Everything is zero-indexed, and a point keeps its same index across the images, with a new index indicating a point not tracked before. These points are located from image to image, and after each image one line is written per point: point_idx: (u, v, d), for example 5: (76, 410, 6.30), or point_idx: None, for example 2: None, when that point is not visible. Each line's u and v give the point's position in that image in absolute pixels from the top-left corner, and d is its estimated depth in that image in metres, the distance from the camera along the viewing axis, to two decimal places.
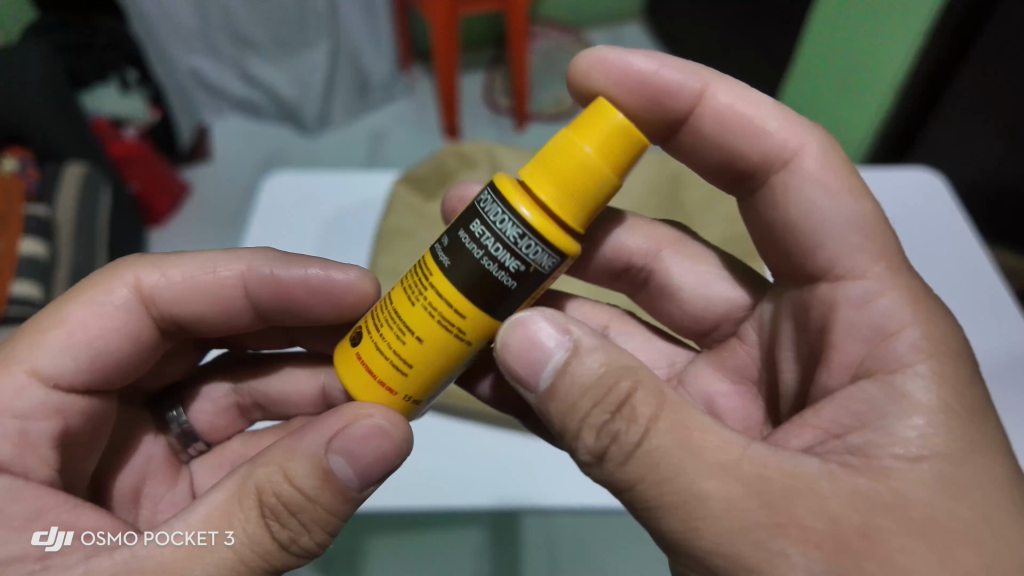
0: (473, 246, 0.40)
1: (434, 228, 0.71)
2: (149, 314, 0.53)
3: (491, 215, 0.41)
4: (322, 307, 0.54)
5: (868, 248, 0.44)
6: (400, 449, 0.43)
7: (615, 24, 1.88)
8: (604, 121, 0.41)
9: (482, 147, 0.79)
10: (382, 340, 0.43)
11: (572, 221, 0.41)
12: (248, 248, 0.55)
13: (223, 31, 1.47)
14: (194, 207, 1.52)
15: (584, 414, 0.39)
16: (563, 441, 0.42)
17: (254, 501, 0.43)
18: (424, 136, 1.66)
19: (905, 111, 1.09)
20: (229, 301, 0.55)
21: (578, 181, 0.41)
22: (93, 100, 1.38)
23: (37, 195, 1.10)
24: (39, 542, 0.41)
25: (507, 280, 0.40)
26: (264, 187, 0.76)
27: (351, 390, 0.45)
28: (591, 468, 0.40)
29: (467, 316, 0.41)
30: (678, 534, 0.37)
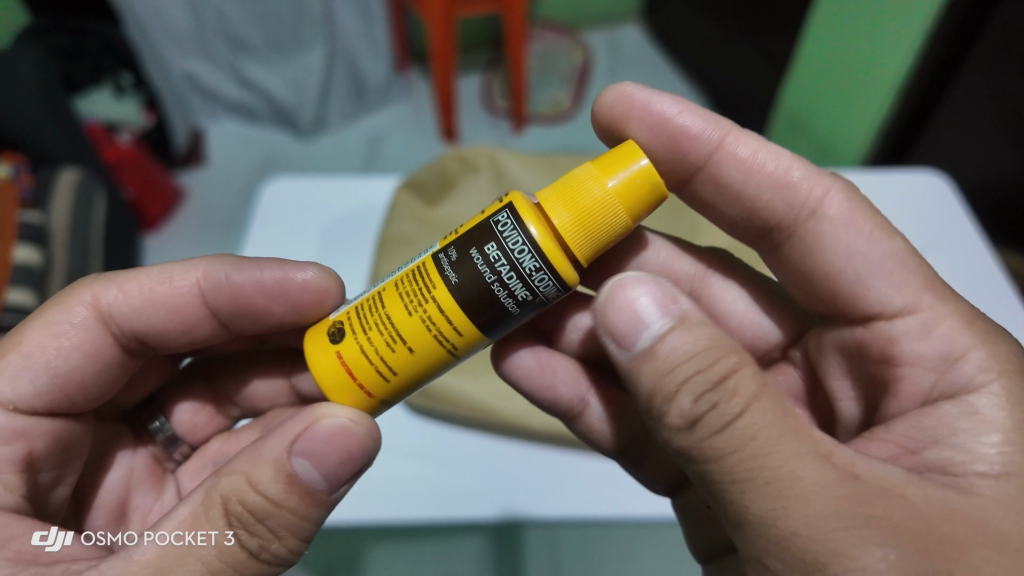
0: (484, 268, 0.41)
1: (436, 235, 0.70)
2: (110, 333, 0.52)
3: (507, 240, 0.41)
4: (282, 309, 0.52)
5: (909, 281, 0.48)
6: (365, 448, 0.44)
7: (613, 25, 1.87)
8: (630, 165, 0.43)
9: (483, 151, 0.77)
10: (370, 345, 0.43)
11: (581, 252, 0.42)
12: (203, 255, 0.54)
13: (218, 35, 1.46)
14: (190, 212, 1.51)
15: (685, 378, 0.38)
16: (645, 403, 0.40)
17: (219, 511, 0.42)
18: (421, 139, 1.65)
19: (906, 114, 1.08)
20: (192, 314, 0.54)
21: (595, 221, 0.42)
22: (87, 105, 1.37)
23: (30, 202, 1.08)
24: (39, 541, 0.43)
25: (511, 306, 0.41)
26: (263, 193, 0.75)
27: (325, 386, 0.45)
28: (676, 433, 0.39)
29: (463, 333, 0.42)
30: (764, 512, 0.37)
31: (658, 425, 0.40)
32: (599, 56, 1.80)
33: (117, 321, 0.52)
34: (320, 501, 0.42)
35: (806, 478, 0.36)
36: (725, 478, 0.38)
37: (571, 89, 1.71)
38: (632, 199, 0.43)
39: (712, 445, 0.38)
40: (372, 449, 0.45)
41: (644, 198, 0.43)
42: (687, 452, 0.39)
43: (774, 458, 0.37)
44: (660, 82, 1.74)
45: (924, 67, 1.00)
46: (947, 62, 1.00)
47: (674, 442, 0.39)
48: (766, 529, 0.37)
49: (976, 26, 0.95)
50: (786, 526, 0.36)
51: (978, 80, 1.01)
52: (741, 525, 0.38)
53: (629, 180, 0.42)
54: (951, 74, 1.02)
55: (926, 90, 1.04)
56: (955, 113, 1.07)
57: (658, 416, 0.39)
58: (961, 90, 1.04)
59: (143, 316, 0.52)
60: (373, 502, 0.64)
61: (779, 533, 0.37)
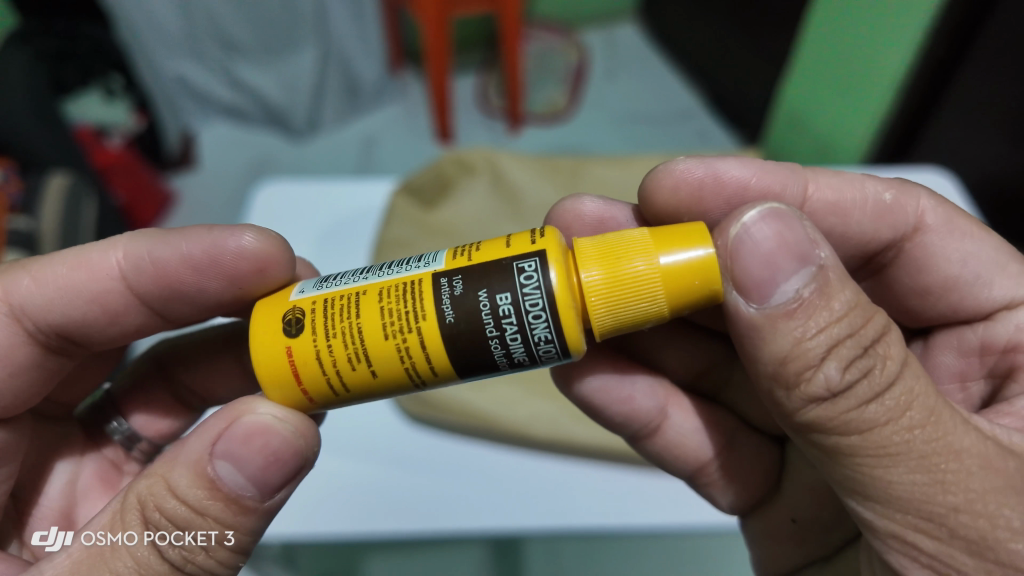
0: (489, 319, 0.39)
1: (435, 238, 0.69)
2: (23, 330, 0.48)
3: (526, 297, 0.39)
4: (216, 283, 0.49)
5: (1003, 264, 0.52)
6: (299, 454, 0.42)
7: (609, 23, 1.86)
8: (693, 266, 0.40)
9: (482, 153, 0.76)
10: (330, 355, 0.40)
11: (597, 326, 0.41)
12: (125, 233, 0.50)
13: (209, 35, 1.44)
14: (182, 217, 1.48)
15: (838, 343, 0.37)
16: (774, 371, 0.39)
17: (138, 516, 0.40)
18: (416, 139, 1.63)
19: (906, 111, 1.07)
20: (115, 302, 0.50)
21: (630, 313, 0.41)
22: (78, 108, 1.36)
23: (20, 207, 1.06)
24: (46, 543, 0.51)
25: (501, 361, 0.40)
26: (256, 197, 0.73)
27: (262, 376, 0.42)
28: (805, 401, 0.38)
29: (436, 371, 0.41)
30: (905, 480, 0.37)
31: (778, 392, 0.39)
32: (595, 55, 1.79)
33: (29, 317, 0.48)
34: (248, 508, 0.41)
35: (946, 443, 0.37)
36: (857, 444, 0.38)
37: (567, 89, 1.70)
38: (677, 294, 0.40)
39: (851, 412, 0.37)
40: (308, 451, 0.42)
41: (691, 297, 0.41)
42: (814, 419, 0.38)
43: (920, 426, 0.37)
44: (656, 81, 1.73)
45: (923, 64, 0.99)
46: (946, 59, 0.98)
47: (798, 411, 0.39)
48: (894, 488, 0.38)
49: (977, 22, 0.94)
50: (915, 486, 0.37)
51: (978, 77, 1.00)
52: (864, 486, 0.38)
53: (682, 258, 0.40)
54: (951, 71, 1.01)
55: (925, 88, 1.03)
56: (955, 110, 1.06)
57: (786, 385, 0.38)
58: (961, 87, 1.03)
59: (59, 308, 0.48)
60: (321, 511, 0.62)
61: (909, 492, 0.37)
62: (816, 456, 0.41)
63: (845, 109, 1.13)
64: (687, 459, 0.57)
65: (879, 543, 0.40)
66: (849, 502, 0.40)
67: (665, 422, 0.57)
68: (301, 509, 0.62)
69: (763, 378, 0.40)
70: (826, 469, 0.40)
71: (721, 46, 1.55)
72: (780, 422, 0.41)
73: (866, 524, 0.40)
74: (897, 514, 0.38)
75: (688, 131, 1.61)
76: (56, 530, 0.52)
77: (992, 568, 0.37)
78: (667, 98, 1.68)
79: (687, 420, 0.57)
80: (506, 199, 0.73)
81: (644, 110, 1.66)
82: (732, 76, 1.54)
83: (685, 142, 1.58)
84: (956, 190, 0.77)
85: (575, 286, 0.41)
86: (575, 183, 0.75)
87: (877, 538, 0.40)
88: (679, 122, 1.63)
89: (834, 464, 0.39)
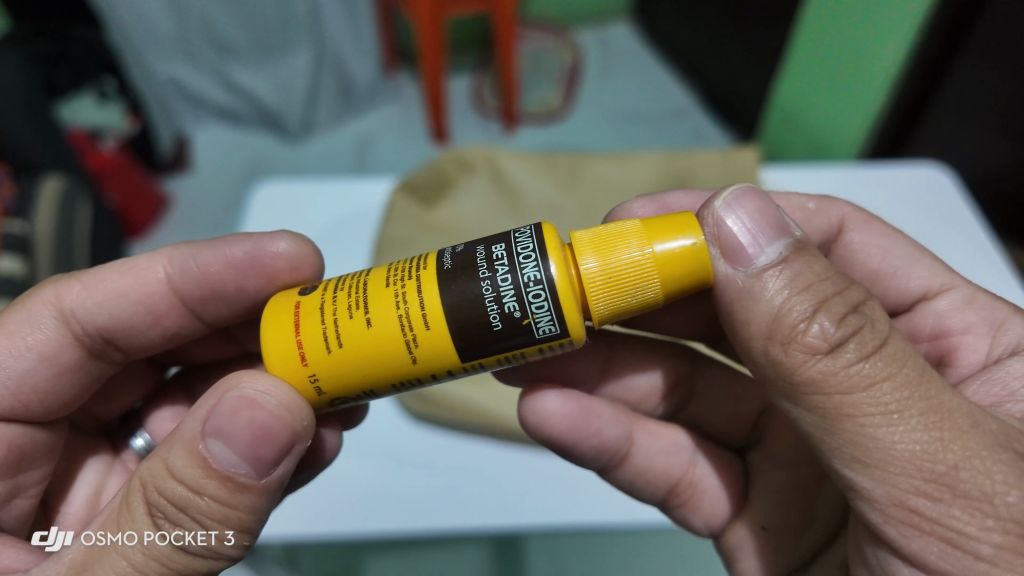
0: (484, 269, 0.41)
1: (435, 237, 0.69)
2: (72, 334, 0.51)
3: (519, 247, 0.41)
4: (257, 282, 0.52)
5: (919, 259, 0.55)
6: (292, 432, 0.41)
7: (603, 22, 1.87)
8: (682, 228, 0.41)
9: (483, 152, 0.76)
10: (331, 315, 0.42)
11: (594, 306, 0.41)
12: (169, 244, 0.54)
13: (202, 37, 1.43)
14: (177, 220, 1.48)
15: (829, 297, 0.39)
16: (769, 328, 0.39)
17: (142, 502, 0.41)
18: (411, 140, 1.62)
19: (900, 106, 1.08)
20: (158, 303, 0.53)
21: (624, 276, 0.41)
22: (70, 110, 1.33)
23: (14, 211, 1.05)
24: (41, 544, 0.50)
25: (496, 321, 0.40)
26: (254, 195, 0.73)
27: (267, 349, 0.42)
28: (802, 357, 0.38)
29: (430, 328, 0.40)
30: (904, 438, 0.36)
31: (774, 352, 0.39)
32: (589, 55, 1.80)
33: (78, 320, 0.51)
34: (244, 485, 0.40)
35: (939, 401, 0.37)
36: (856, 403, 0.37)
37: (561, 89, 1.70)
38: (670, 266, 0.41)
39: (850, 366, 0.37)
40: (297, 427, 0.42)
41: (687, 267, 0.41)
42: (810, 377, 0.38)
43: (917, 381, 0.37)
44: (650, 80, 1.73)
45: (916, 59, 1.00)
46: (940, 54, 0.99)
47: (795, 368, 0.38)
48: (894, 449, 0.36)
49: (969, 17, 0.95)
50: (916, 445, 0.36)
51: (971, 72, 1.00)
52: (864, 449, 0.37)
53: (675, 245, 0.41)
54: (944, 66, 1.02)
55: (919, 82, 1.04)
56: (948, 105, 1.06)
57: (782, 341, 0.39)
58: (955, 82, 1.03)
59: (107, 309, 0.52)
60: (319, 516, 0.61)
61: (910, 450, 0.36)
62: (809, 427, 0.39)
63: (839, 105, 1.14)
64: (660, 480, 0.57)
65: (876, 514, 0.37)
66: (841, 472, 0.38)
67: (632, 449, 0.56)
68: (302, 511, 0.61)
69: (758, 341, 0.40)
70: (819, 440, 0.39)
71: (714, 45, 1.56)
72: (774, 391, 0.41)
73: (860, 493, 0.38)
74: (895, 477, 0.36)
75: (683, 130, 1.61)
76: (55, 529, 0.53)
77: (992, 526, 0.35)
78: (662, 97, 1.69)
79: (654, 441, 0.57)
80: (505, 197, 0.73)
81: (638, 109, 1.67)
82: (726, 75, 1.54)
83: (680, 140, 1.58)
84: (951, 185, 0.77)
85: (575, 279, 0.42)
86: (575, 182, 0.74)
87: (870, 506, 0.38)
88: (673, 120, 1.63)
89: (828, 430, 0.38)
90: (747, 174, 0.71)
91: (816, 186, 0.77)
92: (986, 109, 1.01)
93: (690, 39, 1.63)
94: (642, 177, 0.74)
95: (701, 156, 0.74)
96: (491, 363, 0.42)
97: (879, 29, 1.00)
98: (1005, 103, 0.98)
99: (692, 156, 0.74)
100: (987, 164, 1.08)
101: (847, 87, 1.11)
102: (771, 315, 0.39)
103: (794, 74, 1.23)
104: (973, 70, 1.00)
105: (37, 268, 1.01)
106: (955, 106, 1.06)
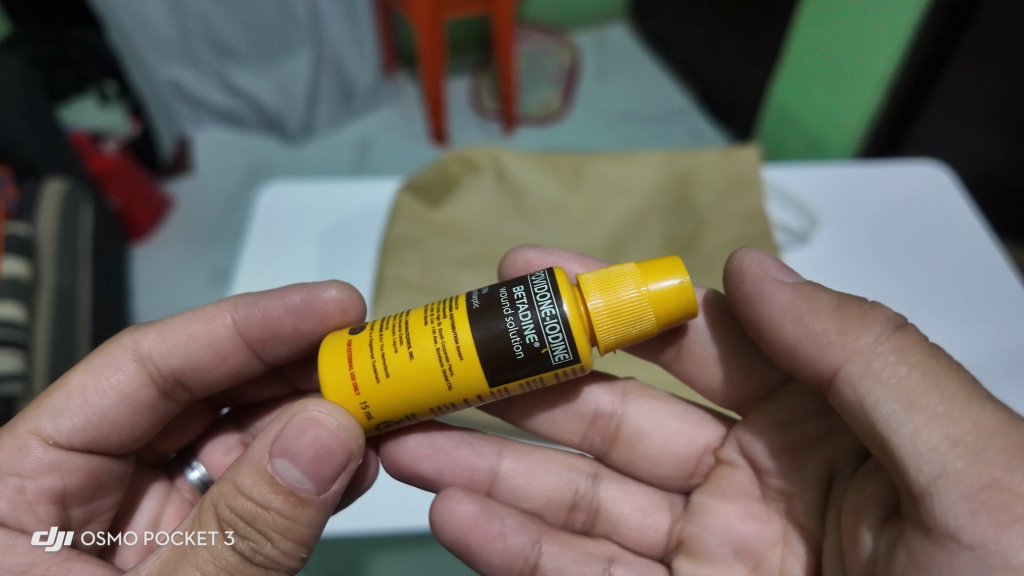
0: (508, 308, 0.42)
1: (444, 239, 0.66)
2: (150, 377, 0.53)
3: (536, 290, 0.43)
4: (312, 325, 0.53)
5: None
6: (352, 453, 0.43)
7: (600, 25, 1.89)
8: (671, 271, 0.44)
9: (485, 150, 0.71)
10: (377, 344, 0.44)
11: (602, 337, 0.43)
12: (233, 293, 0.55)
13: (203, 39, 1.44)
14: (178, 222, 1.49)
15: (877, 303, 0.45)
16: (839, 315, 0.43)
17: (212, 515, 0.43)
18: (411, 142, 1.63)
19: (897, 107, 1.09)
20: (224, 345, 0.55)
21: (626, 313, 0.43)
22: (71, 114, 1.35)
23: (15, 213, 1.05)
24: (39, 542, 0.47)
25: (518, 350, 0.42)
26: (257, 201, 0.73)
27: (322, 378, 0.44)
28: (878, 332, 0.42)
29: (463, 358, 0.42)
30: (980, 408, 0.39)
31: (850, 333, 0.42)
32: (585, 57, 1.81)
33: (154, 362, 0.53)
34: (305, 499, 0.42)
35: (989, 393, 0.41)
36: (930, 376, 0.40)
37: (559, 91, 1.71)
38: (665, 302, 0.44)
39: (918, 344, 0.41)
40: (353, 444, 0.43)
41: (675, 304, 0.44)
42: (888, 352, 0.41)
43: None
44: (647, 81, 1.74)
45: (911, 60, 1.01)
46: (935, 55, 1.00)
47: (874, 344, 0.41)
48: (980, 420, 0.38)
49: (964, 18, 0.95)
50: (992, 418, 0.38)
51: (967, 72, 1.01)
52: (958, 419, 0.38)
53: (665, 283, 0.44)
54: (939, 67, 1.03)
55: (915, 82, 1.05)
56: (944, 105, 1.07)
57: (858, 321, 0.43)
58: (951, 82, 1.04)
59: (179, 352, 0.53)
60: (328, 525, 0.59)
61: (987, 417, 0.38)
62: (888, 410, 0.40)
63: (834, 105, 1.16)
64: None
65: (955, 506, 0.36)
66: (926, 455, 0.38)
67: (541, 560, 0.51)
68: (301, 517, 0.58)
69: (830, 327, 0.43)
70: (902, 423, 0.39)
71: (710, 48, 1.57)
72: (854, 376, 0.41)
73: (948, 475, 0.37)
74: (984, 454, 0.37)
75: (680, 130, 1.62)
76: (56, 529, 0.48)
77: None
78: (658, 98, 1.70)
79: (564, 552, 0.53)
80: (512, 199, 0.69)
81: (636, 110, 1.68)
82: (722, 76, 1.56)
83: (677, 140, 1.59)
84: (955, 186, 0.77)
85: (583, 314, 0.44)
86: (578, 183, 0.70)
87: (954, 493, 0.37)
88: (671, 121, 1.64)
89: (914, 406, 0.39)
90: (752, 175, 0.68)
91: (818, 183, 0.78)
92: (984, 108, 1.02)
93: (688, 41, 1.65)
94: (646, 178, 0.69)
95: (703, 153, 0.70)
96: (516, 389, 0.44)
97: (877, 31, 1.01)
98: (1004, 104, 0.99)
99: (692, 153, 0.70)
100: (988, 161, 1.08)
101: (845, 88, 1.12)
102: (835, 306, 0.44)
103: (792, 75, 1.25)
104: (972, 70, 1.00)
105: (40, 269, 1.00)
106: (952, 107, 1.06)
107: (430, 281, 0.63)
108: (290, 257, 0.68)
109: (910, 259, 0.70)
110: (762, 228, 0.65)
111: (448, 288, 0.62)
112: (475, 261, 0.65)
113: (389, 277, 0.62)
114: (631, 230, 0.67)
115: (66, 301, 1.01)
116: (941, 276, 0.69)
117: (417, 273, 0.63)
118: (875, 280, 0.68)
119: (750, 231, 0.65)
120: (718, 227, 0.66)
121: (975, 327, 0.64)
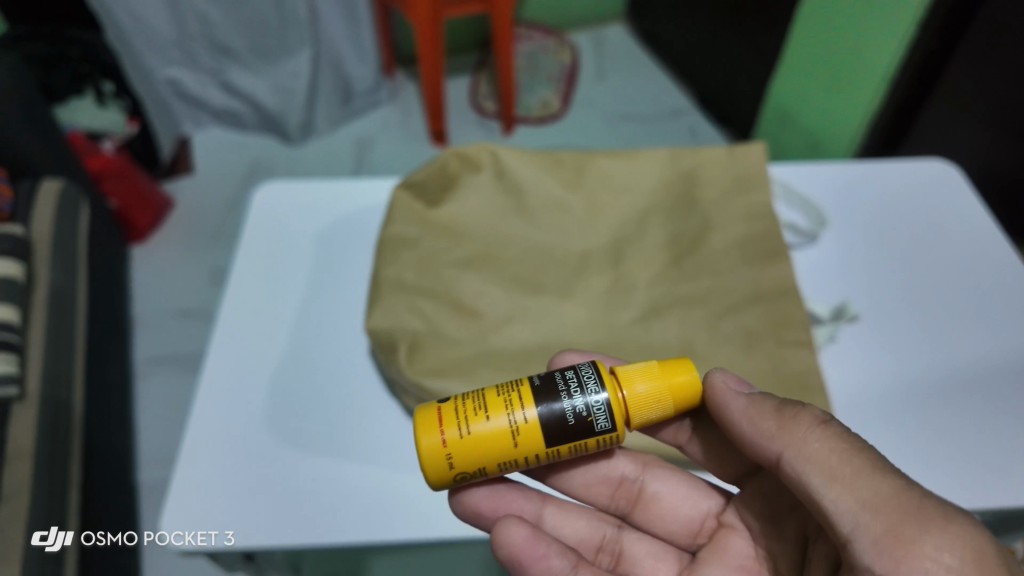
0: (562, 385, 0.41)
1: (444, 239, 0.61)
2: None
3: (585, 371, 0.42)
4: None
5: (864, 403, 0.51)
6: None
7: (598, 25, 1.88)
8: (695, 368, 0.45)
9: (484, 147, 0.65)
10: (454, 411, 0.41)
11: (636, 419, 0.42)
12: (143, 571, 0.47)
13: (201, 39, 1.43)
14: (177, 223, 1.47)
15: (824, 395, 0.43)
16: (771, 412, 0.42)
17: None
18: (411, 142, 1.62)
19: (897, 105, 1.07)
20: None
21: (667, 396, 0.43)
22: (67, 114, 1.33)
23: (10, 213, 1.03)
24: None
25: (572, 418, 0.41)
26: (253, 198, 0.70)
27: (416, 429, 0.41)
28: (808, 424, 0.40)
29: (531, 429, 0.40)
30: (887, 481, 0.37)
31: (783, 428, 0.41)
32: (584, 57, 1.80)
33: None
34: None
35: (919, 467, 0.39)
36: (844, 458, 0.38)
37: (558, 90, 1.70)
38: (691, 397, 0.44)
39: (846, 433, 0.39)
40: None
41: (694, 398, 0.44)
42: (816, 438, 0.39)
43: None
44: (645, 81, 1.73)
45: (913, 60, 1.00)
46: (935, 52, 0.99)
47: (800, 436, 0.40)
48: (887, 487, 0.37)
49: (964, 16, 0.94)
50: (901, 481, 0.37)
51: (968, 70, 0.99)
52: (864, 490, 0.37)
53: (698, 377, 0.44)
54: (938, 65, 1.02)
55: (916, 80, 1.04)
56: (944, 105, 1.06)
57: (788, 416, 0.41)
58: (949, 81, 1.03)
59: None
60: (211, 520, 0.48)
61: (888, 485, 0.37)
62: (814, 484, 0.38)
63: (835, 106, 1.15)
64: None
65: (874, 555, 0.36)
66: (844, 514, 0.37)
67: None
68: (183, 495, 0.49)
69: (766, 421, 0.42)
70: (819, 494, 0.38)
71: (709, 47, 1.56)
72: (792, 463, 0.40)
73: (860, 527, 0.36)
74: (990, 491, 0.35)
75: (679, 130, 1.60)
76: None
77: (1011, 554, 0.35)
78: (658, 97, 1.68)
79: None
80: (513, 200, 0.64)
81: (636, 109, 1.66)
82: (721, 76, 1.54)
83: (678, 139, 1.58)
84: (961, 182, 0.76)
85: (621, 401, 0.42)
86: (580, 182, 0.65)
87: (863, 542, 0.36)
88: (671, 120, 1.63)
89: (833, 477, 0.38)
90: (758, 173, 0.65)
91: (820, 181, 0.76)
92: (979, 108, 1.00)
93: (685, 39, 1.64)
94: (647, 176, 0.66)
95: (707, 149, 0.66)
96: (565, 454, 0.42)
97: (882, 29, 1.00)
98: (1000, 103, 0.97)
99: (695, 150, 0.66)
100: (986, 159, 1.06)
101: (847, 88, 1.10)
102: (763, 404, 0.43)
103: (796, 73, 1.23)
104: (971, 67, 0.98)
105: (34, 270, 0.98)
106: (949, 106, 1.05)
107: (430, 285, 0.58)
108: (287, 256, 0.65)
109: (917, 255, 0.69)
110: (768, 226, 0.61)
111: (445, 294, 0.57)
112: (474, 265, 0.60)
113: (386, 281, 0.57)
114: (636, 230, 0.63)
115: (62, 303, 0.99)
116: (952, 277, 0.67)
117: (417, 276, 0.59)
118: (886, 283, 0.66)
119: (758, 230, 0.61)
120: (725, 226, 0.61)
121: (984, 323, 0.62)
